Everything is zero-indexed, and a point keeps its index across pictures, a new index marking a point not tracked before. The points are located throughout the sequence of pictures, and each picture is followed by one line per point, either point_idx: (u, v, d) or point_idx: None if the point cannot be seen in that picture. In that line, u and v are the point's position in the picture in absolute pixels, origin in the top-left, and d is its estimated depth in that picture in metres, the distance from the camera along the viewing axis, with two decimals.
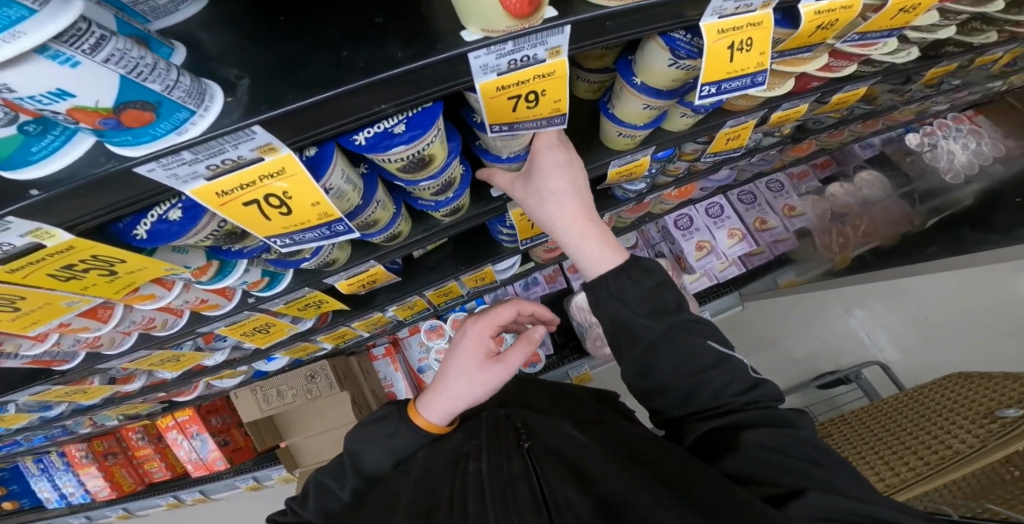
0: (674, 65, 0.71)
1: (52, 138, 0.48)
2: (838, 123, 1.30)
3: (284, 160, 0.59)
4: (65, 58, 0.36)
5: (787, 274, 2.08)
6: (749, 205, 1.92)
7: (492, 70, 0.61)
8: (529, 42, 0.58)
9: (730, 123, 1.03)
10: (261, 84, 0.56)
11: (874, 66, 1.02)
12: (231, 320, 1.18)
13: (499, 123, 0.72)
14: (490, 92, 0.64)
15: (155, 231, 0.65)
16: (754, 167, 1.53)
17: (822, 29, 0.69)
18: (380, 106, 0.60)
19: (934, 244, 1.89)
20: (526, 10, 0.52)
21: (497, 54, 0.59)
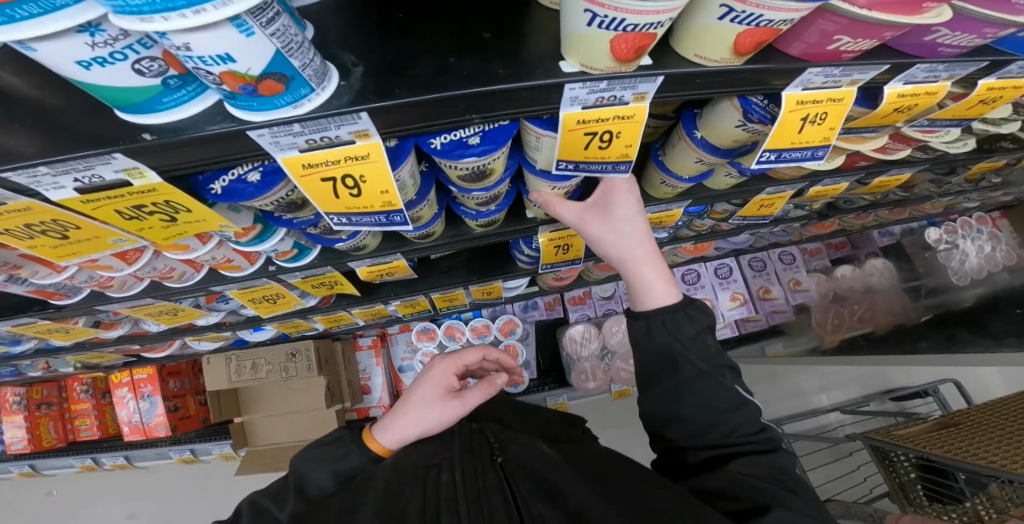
0: (740, 127, 0.62)
1: (186, 93, 0.44)
2: (869, 206, 1.32)
3: (372, 148, 0.53)
4: (245, 28, 0.35)
5: (777, 346, 1.95)
6: (757, 272, 1.86)
7: (579, 102, 0.54)
8: (619, 87, 0.52)
9: (768, 190, 0.97)
10: (375, 75, 0.51)
11: (927, 152, 1.01)
12: (246, 284, 1.00)
13: (567, 161, 0.65)
14: (569, 125, 0.56)
15: (228, 192, 0.55)
16: (772, 237, 1.55)
17: (898, 112, 0.66)
18: (470, 116, 0.54)
19: (925, 340, 1.76)
20: (630, 56, 0.45)
21: (587, 89, 0.52)
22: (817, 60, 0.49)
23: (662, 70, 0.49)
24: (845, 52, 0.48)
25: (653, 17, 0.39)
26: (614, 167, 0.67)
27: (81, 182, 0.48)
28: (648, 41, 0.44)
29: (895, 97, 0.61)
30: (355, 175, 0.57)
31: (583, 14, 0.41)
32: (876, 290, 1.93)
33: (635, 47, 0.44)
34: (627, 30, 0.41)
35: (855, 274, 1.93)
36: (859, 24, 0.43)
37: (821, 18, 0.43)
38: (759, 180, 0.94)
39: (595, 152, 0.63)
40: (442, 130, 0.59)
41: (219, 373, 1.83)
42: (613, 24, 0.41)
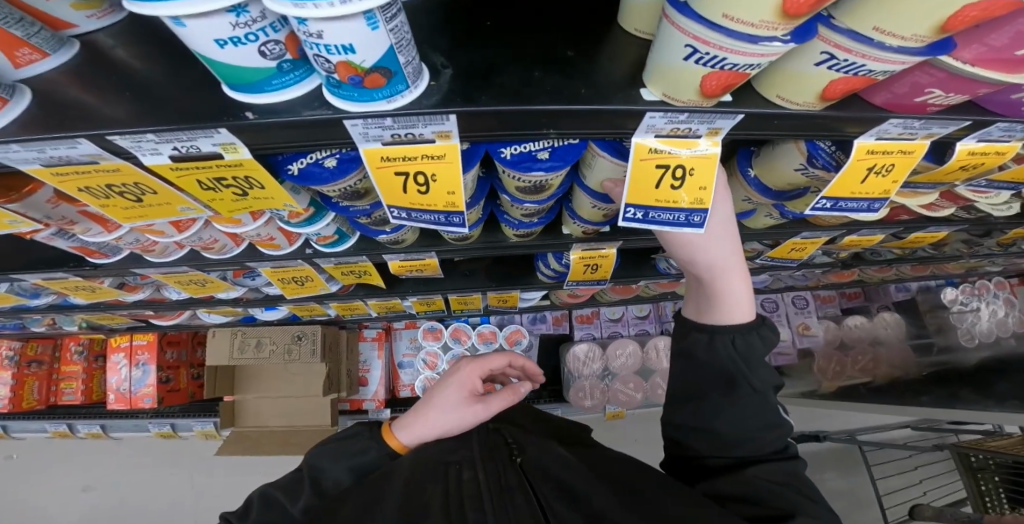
0: (800, 171, 0.64)
1: (293, 77, 0.46)
2: (896, 259, 1.35)
3: (449, 149, 0.55)
4: (373, 21, 0.36)
5: None
6: (768, 313, 1.89)
7: (653, 131, 0.56)
8: (699, 119, 0.53)
9: (803, 234, 1.00)
10: (462, 78, 0.53)
11: (968, 211, 1.03)
12: (280, 263, 1.02)
13: (637, 207, 0.61)
14: (641, 154, 0.57)
15: (305, 173, 0.59)
16: (792, 280, 1.57)
17: (965, 169, 0.68)
18: (548, 129, 0.56)
19: (927, 394, 1.70)
20: (718, 92, 0.47)
21: (665, 118, 0.54)
22: (899, 111, 0.51)
23: (735, 109, 0.51)
24: (929, 106, 0.50)
25: (756, 58, 0.41)
26: (684, 218, 0.63)
27: (178, 150, 0.51)
28: (737, 79, 0.46)
29: (968, 155, 0.64)
30: (428, 173, 0.58)
31: (683, 48, 0.42)
32: (882, 342, 1.94)
33: (725, 83, 0.46)
34: (723, 68, 0.43)
35: (864, 326, 1.94)
36: (954, 80, 0.45)
37: (917, 73, 0.45)
38: (796, 223, 0.96)
39: (664, 195, 0.60)
40: (513, 141, 0.61)
41: (222, 347, 1.87)
42: (711, 60, 0.42)
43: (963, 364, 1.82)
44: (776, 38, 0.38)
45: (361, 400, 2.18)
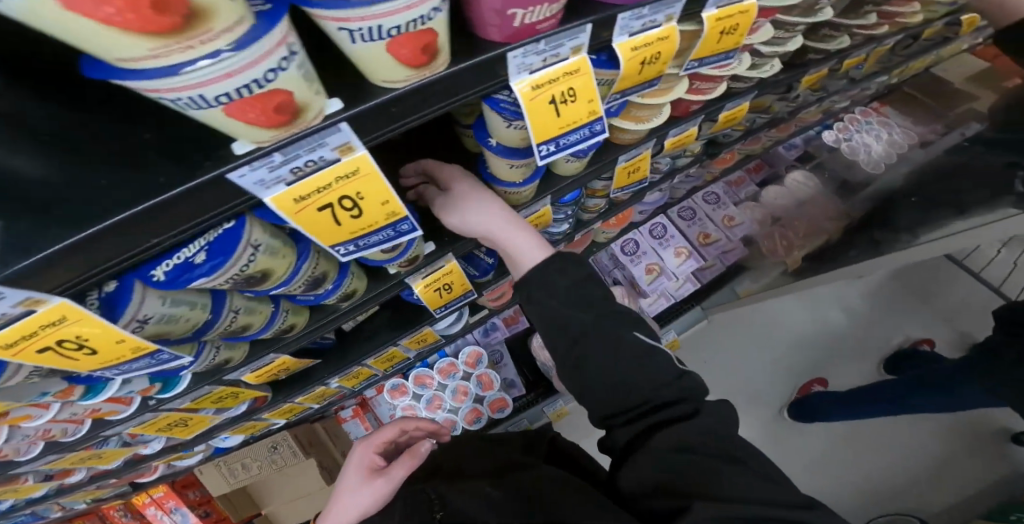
0: (509, 125, 0.53)
1: None
2: (787, 115, 1.22)
3: (63, 308, 0.39)
4: None
5: (744, 283, 1.94)
6: (689, 221, 1.80)
7: (277, 182, 0.40)
8: (305, 143, 0.37)
9: (675, 132, 0.86)
10: (86, 164, 0.39)
11: (815, 54, 0.92)
12: (195, 395, 0.94)
13: (339, 243, 0.51)
14: (347, 170, 0.42)
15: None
16: (687, 185, 1.50)
17: (726, 36, 0.58)
18: (246, 196, 0.40)
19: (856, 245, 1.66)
20: (421, 59, 0.35)
21: (268, 168, 0.38)
22: (521, 41, 0.41)
23: (477, 55, 0.40)
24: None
25: (412, 11, 0.30)
26: (394, 229, 0.54)
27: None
28: (278, 96, 0.31)
29: (714, 23, 0.55)
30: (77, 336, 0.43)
31: (338, 32, 0.31)
32: (806, 204, 1.91)
33: (271, 108, 0.31)
34: (394, 34, 0.31)
35: (778, 192, 1.90)
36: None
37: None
38: (660, 127, 0.84)
39: (356, 225, 0.49)
40: (161, 254, 0.44)
41: (215, 480, 1.77)
42: (374, 33, 0.30)
43: (881, 194, 1.88)
44: None
45: None
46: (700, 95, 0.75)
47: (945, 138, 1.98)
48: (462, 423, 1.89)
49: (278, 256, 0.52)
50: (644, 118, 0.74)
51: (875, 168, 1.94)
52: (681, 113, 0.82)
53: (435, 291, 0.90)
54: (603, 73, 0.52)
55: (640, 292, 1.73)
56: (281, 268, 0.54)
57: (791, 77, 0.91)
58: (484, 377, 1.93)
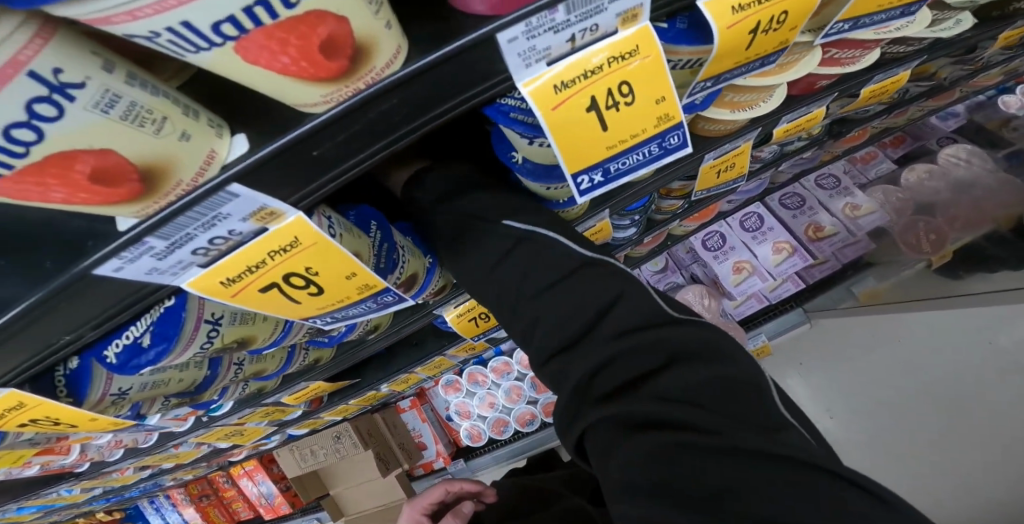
0: (532, 142, 0.36)
1: None
2: (961, 80, 0.89)
3: (15, 396, 0.37)
4: None
5: (868, 283, 1.46)
6: (796, 210, 1.46)
7: (190, 263, 0.28)
8: (196, 221, 0.25)
9: (787, 119, 0.62)
10: None
11: None
12: (239, 415, 0.91)
13: (313, 317, 0.37)
14: (287, 237, 0.29)
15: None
16: (794, 169, 1.20)
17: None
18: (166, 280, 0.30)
19: None
20: (326, 66, 0.20)
21: (153, 255, 0.26)
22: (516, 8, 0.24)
23: (455, 37, 0.24)
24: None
25: None
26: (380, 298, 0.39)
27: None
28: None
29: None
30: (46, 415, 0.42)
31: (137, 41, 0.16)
32: (965, 188, 1.45)
33: (79, 174, 0.19)
34: (236, 30, 0.16)
35: (927, 171, 1.48)
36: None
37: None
38: (762, 117, 0.60)
39: (324, 300, 0.35)
40: (111, 334, 0.37)
41: (290, 462, 1.72)
42: (187, 36, 0.15)
43: None
44: None
45: (430, 463, 1.97)
46: (845, 69, 0.49)
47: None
48: (514, 423, 1.86)
49: (257, 321, 0.42)
50: (745, 105, 0.50)
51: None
52: (801, 92, 0.58)
53: (470, 320, 0.80)
54: (679, 52, 0.30)
55: (724, 292, 1.47)
56: (266, 330, 0.44)
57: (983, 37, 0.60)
58: (539, 378, 1.77)
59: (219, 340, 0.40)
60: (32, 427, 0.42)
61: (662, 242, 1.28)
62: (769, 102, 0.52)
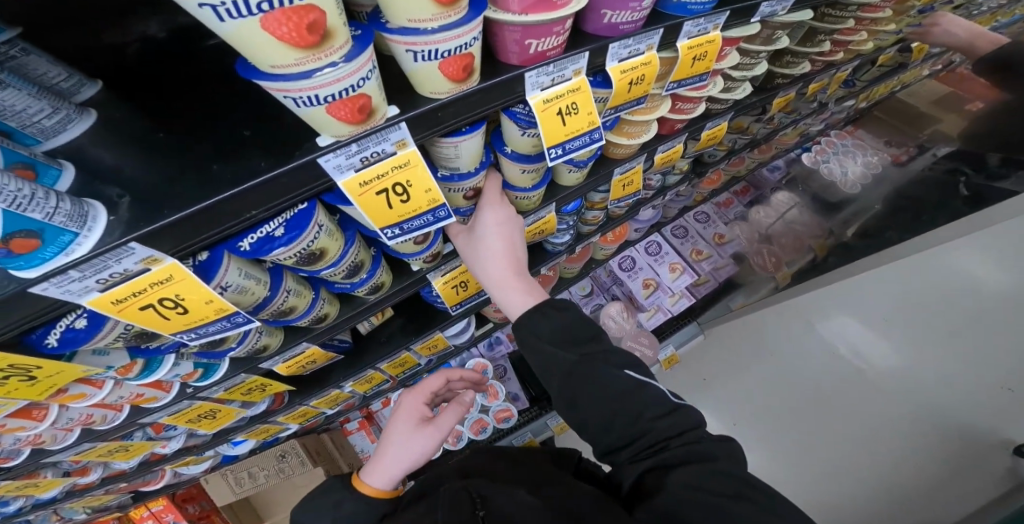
0: (524, 134, 0.65)
1: (68, 236, 0.44)
2: (765, 135, 1.36)
3: (172, 269, 0.52)
4: None
5: (738, 298, 1.96)
6: (682, 239, 1.91)
7: (348, 168, 0.52)
8: (373, 138, 0.50)
9: (660, 149, 0.98)
10: (191, 163, 0.52)
11: (787, 78, 1.04)
12: (228, 384, 1.01)
13: (388, 226, 0.60)
14: (406, 159, 0.53)
15: (64, 341, 0.59)
16: (676, 204, 1.62)
17: (697, 62, 0.66)
18: (320, 182, 0.52)
19: (834, 261, 1.77)
20: (461, 74, 0.48)
21: (345, 156, 0.50)
22: (534, 65, 0.53)
23: (500, 75, 0.52)
24: (621, 25, 0.54)
25: (459, 40, 0.43)
26: (434, 216, 0.63)
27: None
28: (316, 15, 0.34)
29: (686, 52, 0.63)
30: (172, 296, 0.55)
31: (405, 53, 0.44)
32: (790, 218, 2.05)
33: (356, 108, 0.44)
34: (446, 56, 0.45)
35: (767, 212, 2.04)
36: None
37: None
38: (647, 144, 0.96)
39: (405, 210, 0.59)
40: (246, 230, 0.55)
41: (221, 490, 1.63)
42: (432, 54, 0.44)
43: (864, 210, 1.98)
44: (456, 23, 0.42)
45: None
46: (685, 114, 0.86)
47: (918, 158, 2.12)
48: (468, 434, 1.89)
49: (332, 238, 0.64)
50: (635, 134, 0.84)
51: (853, 189, 2.06)
52: (667, 130, 0.95)
53: (452, 289, 1.03)
54: (599, 92, 0.62)
55: (638, 306, 1.83)
56: (334, 249, 0.66)
57: (762, 98, 1.04)
58: (491, 387, 1.91)
59: (318, 241, 0.61)
60: (153, 308, 0.55)
61: (587, 262, 1.61)
62: (648, 134, 0.86)
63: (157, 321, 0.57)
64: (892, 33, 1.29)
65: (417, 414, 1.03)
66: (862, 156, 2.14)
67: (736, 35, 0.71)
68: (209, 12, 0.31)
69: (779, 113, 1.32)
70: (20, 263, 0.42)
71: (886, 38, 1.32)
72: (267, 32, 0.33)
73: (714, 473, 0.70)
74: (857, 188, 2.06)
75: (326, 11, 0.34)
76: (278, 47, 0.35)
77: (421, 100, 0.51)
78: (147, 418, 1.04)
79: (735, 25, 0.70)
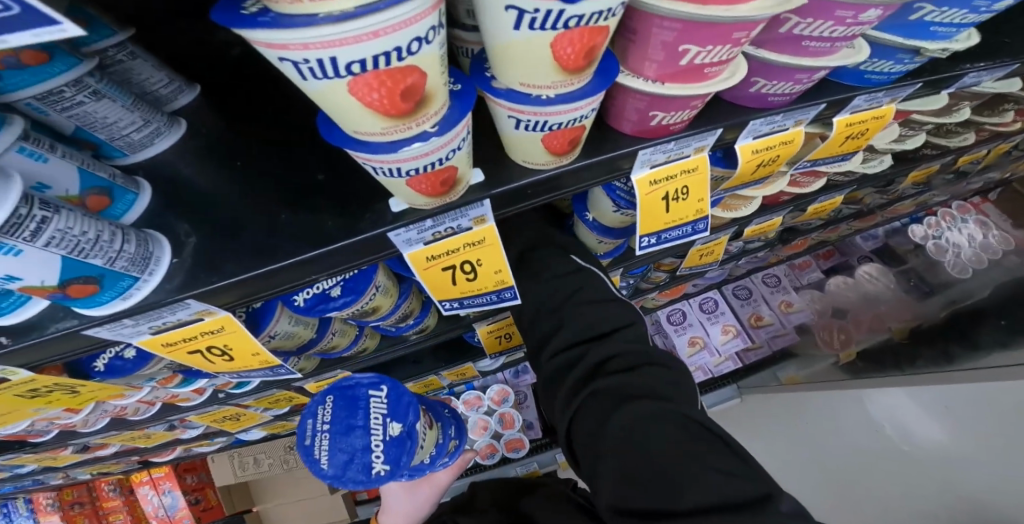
0: (616, 211, 0.56)
1: (127, 281, 0.42)
2: (872, 208, 1.18)
3: (223, 321, 0.48)
4: (8, 248, 0.33)
5: (789, 369, 1.76)
6: (744, 300, 1.73)
7: (417, 241, 0.45)
8: (451, 212, 0.42)
9: (756, 221, 0.85)
10: (260, 210, 0.48)
11: (935, 149, 0.87)
12: (258, 396, 0.96)
13: (448, 301, 0.52)
14: (478, 235, 0.45)
15: (111, 368, 0.56)
16: (750, 264, 1.45)
17: (850, 141, 0.55)
18: (388, 251, 0.46)
19: (928, 352, 1.54)
20: (566, 147, 0.40)
21: (416, 229, 0.43)
22: (651, 138, 0.43)
23: (607, 150, 0.43)
24: (771, 97, 0.43)
25: (575, 112, 0.35)
26: (498, 295, 0.55)
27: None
28: (416, 78, 0.27)
29: (842, 129, 0.52)
30: (220, 344, 0.51)
31: (507, 119, 0.37)
32: (875, 297, 1.77)
33: (439, 181, 0.38)
34: (554, 128, 0.37)
35: (849, 284, 1.78)
36: (701, 27, 0.30)
37: (650, 26, 0.31)
38: (750, 212, 0.82)
39: (469, 286, 0.51)
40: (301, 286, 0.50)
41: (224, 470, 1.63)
42: (538, 125, 0.36)
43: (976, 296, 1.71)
44: (578, 93, 0.33)
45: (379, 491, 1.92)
46: (796, 188, 0.73)
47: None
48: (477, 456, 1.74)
49: (386, 296, 0.57)
50: (732, 207, 0.71)
51: (961, 274, 1.75)
52: (769, 201, 0.81)
53: (496, 337, 0.95)
54: (715, 169, 0.52)
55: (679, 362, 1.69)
56: (386, 305, 0.59)
57: (899, 171, 0.87)
58: (507, 415, 1.72)
59: (372, 302, 0.55)
60: (198, 353, 0.52)
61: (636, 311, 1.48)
62: (750, 207, 0.74)
63: (202, 363, 0.54)
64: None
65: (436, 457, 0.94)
66: (983, 236, 1.80)
67: (914, 107, 0.59)
68: (288, 67, 0.24)
69: (906, 184, 1.13)
70: (76, 303, 0.41)
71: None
72: (355, 96, 0.26)
73: (672, 418, 0.54)
74: (966, 273, 1.74)
75: (429, 72, 0.27)
76: (363, 112, 0.28)
77: (512, 168, 0.43)
78: (176, 416, 1.01)
79: (916, 98, 0.57)
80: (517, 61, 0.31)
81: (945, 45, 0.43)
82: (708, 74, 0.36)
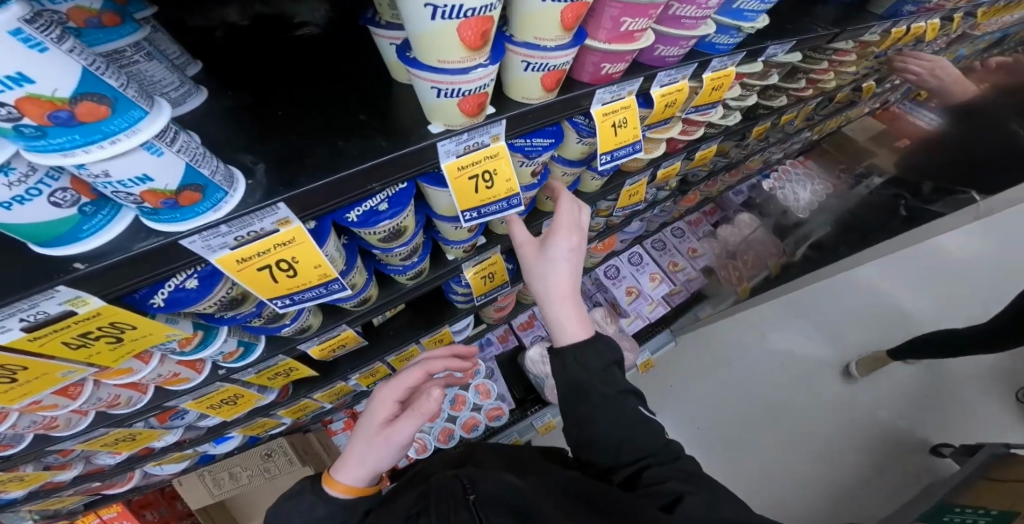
0: (579, 141, 0.80)
1: (221, 194, 0.53)
2: (735, 162, 1.60)
3: (296, 232, 0.61)
4: (155, 149, 0.43)
5: (705, 308, 2.19)
6: (660, 252, 2.09)
7: (452, 153, 0.63)
8: (479, 132, 0.62)
9: (664, 164, 1.15)
10: (308, 136, 0.64)
11: (770, 104, 1.27)
12: (260, 367, 0.99)
13: (469, 208, 0.71)
14: (491, 152, 0.66)
15: (171, 300, 0.65)
16: (659, 219, 1.81)
17: (715, 91, 0.86)
18: (425, 164, 0.63)
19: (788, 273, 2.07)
20: (555, 83, 0.61)
21: (456, 141, 0.62)
22: (602, 83, 0.67)
23: (574, 90, 0.67)
24: (668, 58, 0.71)
25: (566, 58, 0.57)
26: (507, 203, 0.74)
27: (28, 320, 0.54)
28: (489, 26, 0.47)
29: (710, 82, 0.83)
30: (289, 258, 0.63)
31: (520, 63, 0.57)
32: (750, 239, 2.25)
33: (477, 103, 0.57)
34: (550, 70, 0.58)
35: (731, 231, 2.25)
36: (633, 5, 0.54)
37: (605, 5, 0.55)
38: (661, 157, 1.12)
39: (487, 194, 0.70)
40: (353, 204, 0.65)
41: (197, 492, 1.44)
42: (542, 66, 0.57)
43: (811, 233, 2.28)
44: (568, 44, 0.55)
45: None
46: (684, 134, 1.04)
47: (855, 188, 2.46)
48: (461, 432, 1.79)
49: (411, 216, 0.74)
50: (649, 149, 0.99)
51: (803, 212, 2.32)
52: (670, 149, 1.11)
53: (481, 279, 1.12)
54: (641, 110, 0.79)
55: (620, 312, 1.96)
56: (410, 225, 0.76)
57: (746, 126, 1.27)
58: (482, 386, 1.86)
59: (410, 216, 0.73)
60: (268, 269, 0.63)
61: (577, 270, 1.70)
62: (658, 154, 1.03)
63: (258, 282, 0.64)
64: (851, 74, 1.52)
65: (384, 412, 0.91)
66: (811, 184, 2.40)
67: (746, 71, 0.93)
68: (428, 10, 0.43)
69: (754, 141, 1.55)
70: (178, 214, 0.50)
71: (848, 78, 1.55)
72: (458, 32, 0.45)
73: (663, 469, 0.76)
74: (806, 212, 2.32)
75: (492, 20, 0.47)
76: (456, 43, 0.47)
77: (513, 103, 0.64)
78: (172, 402, 0.94)
79: (745, 63, 0.91)
80: (531, 25, 0.52)
81: (753, 25, 0.75)
82: (636, 37, 0.60)
